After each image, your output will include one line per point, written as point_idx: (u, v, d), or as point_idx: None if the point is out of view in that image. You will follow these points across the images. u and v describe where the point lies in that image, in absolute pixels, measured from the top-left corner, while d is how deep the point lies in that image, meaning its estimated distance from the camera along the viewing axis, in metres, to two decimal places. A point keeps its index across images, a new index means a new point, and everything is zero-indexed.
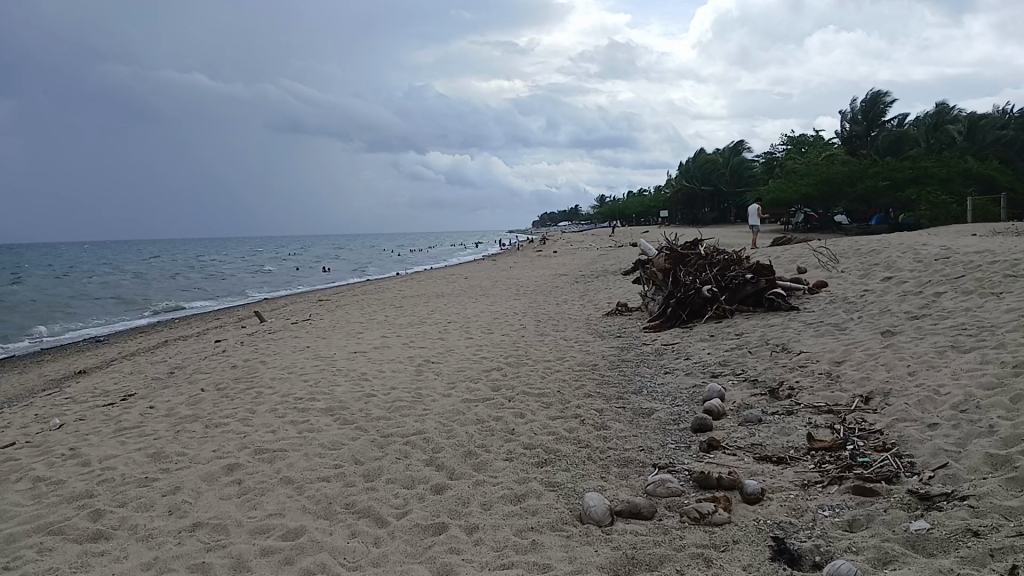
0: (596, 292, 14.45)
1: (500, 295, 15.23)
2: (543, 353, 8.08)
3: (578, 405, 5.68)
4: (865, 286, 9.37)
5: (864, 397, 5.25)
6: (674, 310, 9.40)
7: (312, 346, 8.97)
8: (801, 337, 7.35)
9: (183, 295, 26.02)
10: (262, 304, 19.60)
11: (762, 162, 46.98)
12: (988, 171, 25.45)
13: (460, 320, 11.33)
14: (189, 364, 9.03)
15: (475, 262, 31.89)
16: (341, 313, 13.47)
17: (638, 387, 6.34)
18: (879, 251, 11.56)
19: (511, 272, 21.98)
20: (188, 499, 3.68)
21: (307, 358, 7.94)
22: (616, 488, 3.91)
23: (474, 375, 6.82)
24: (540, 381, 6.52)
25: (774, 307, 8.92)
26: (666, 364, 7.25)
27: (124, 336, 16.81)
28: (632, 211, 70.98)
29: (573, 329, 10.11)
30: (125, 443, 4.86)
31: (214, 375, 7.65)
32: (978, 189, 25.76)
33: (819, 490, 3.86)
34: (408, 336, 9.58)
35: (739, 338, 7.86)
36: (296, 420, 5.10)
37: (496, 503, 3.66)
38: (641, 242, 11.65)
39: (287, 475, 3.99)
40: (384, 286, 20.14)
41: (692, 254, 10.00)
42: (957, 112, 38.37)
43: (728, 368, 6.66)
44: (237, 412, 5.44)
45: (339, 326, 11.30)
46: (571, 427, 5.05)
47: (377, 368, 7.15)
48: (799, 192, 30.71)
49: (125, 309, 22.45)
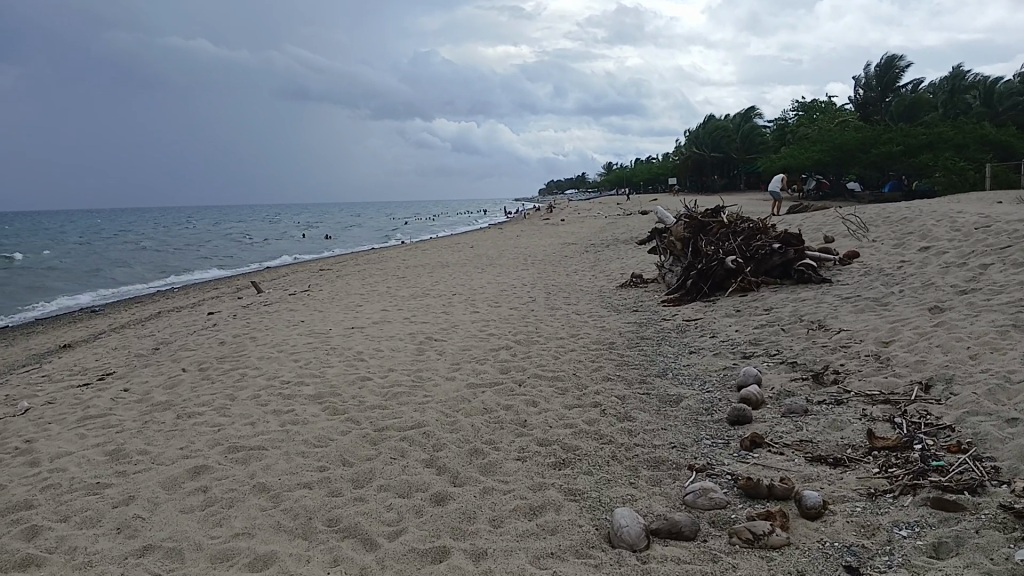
0: (607, 262, 13.80)
1: (507, 266, 14.59)
2: (555, 329, 7.48)
3: (597, 391, 5.07)
4: (901, 256, 8.70)
5: (923, 384, 4.62)
6: (694, 282, 8.78)
7: (306, 320, 8.39)
8: (838, 314, 6.72)
9: (182, 263, 25.49)
10: (260, 273, 19.02)
11: (773, 128, 45.96)
12: (1008, 138, 24.55)
13: (465, 292, 10.71)
14: (176, 339, 8.45)
15: (480, 231, 31.21)
16: (340, 284, 12.87)
17: (662, 370, 5.73)
18: (911, 219, 10.85)
19: (518, 241, 21.35)
20: (142, 512, 3.10)
21: (299, 335, 7.35)
22: (650, 498, 3.31)
23: (481, 355, 6.22)
24: (553, 362, 5.92)
25: (804, 280, 8.27)
26: (690, 342, 6.64)
27: (118, 306, 16.28)
28: (639, 178, 69.89)
29: (586, 302, 9.49)
30: (85, 436, 4.28)
31: (199, 353, 7.06)
32: (997, 155, 24.88)
33: (891, 502, 3.26)
34: (410, 310, 8.98)
35: (769, 313, 7.21)
36: (278, 409, 4.51)
37: (508, 519, 3.07)
38: (658, 209, 10.97)
39: (263, 481, 3.39)
40: (387, 255, 19.53)
41: (714, 222, 9.34)
42: (975, 77, 37.23)
43: (761, 348, 6.05)
44: (214, 398, 4.86)
45: (338, 298, 10.70)
46: (592, 419, 4.45)
47: (374, 347, 6.54)
48: (813, 158, 29.84)
49: (124, 277, 21.92)
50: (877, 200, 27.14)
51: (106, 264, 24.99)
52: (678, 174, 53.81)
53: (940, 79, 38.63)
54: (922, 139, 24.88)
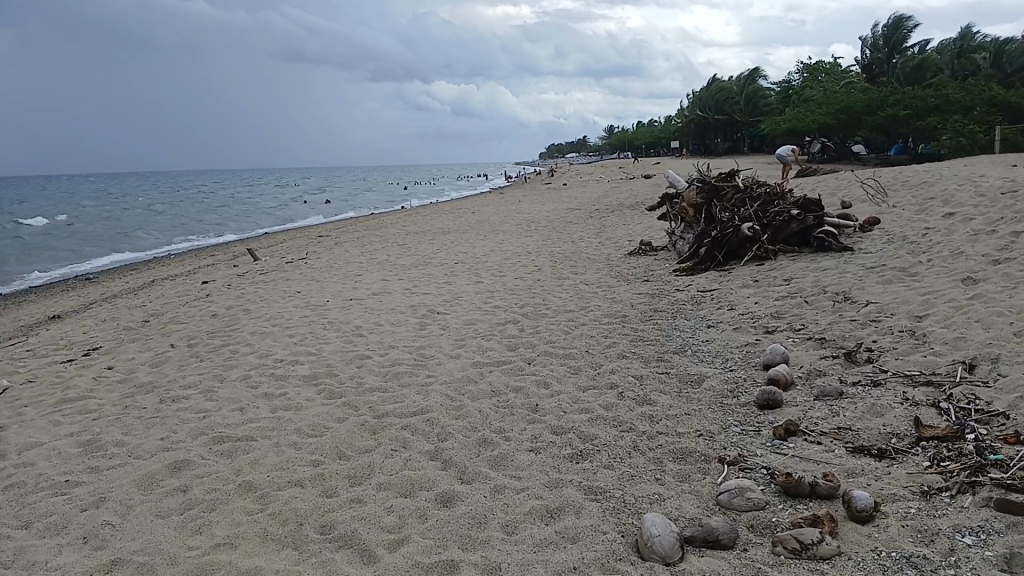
0: (614, 228, 13.39)
1: (511, 232, 14.17)
2: (563, 301, 7.13)
3: (613, 371, 4.71)
4: (924, 223, 8.29)
5: (967, 364, 4.25)
6: (708, 251, 8.40)
7: (303, 291, 8.04)
8: (864, 285, 6.35)
9: (179, 228, 25.11)
10: (258, 240, 18.63)
11: (778, 90, 45.13)
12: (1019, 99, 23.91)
13: (469, 261, 10.34)
14: (167, 311, 8.09)
15: (480, 196, 30.71)
16: (338, 252, 12.49)
17: (680, 346, 5.38)
18: (931, 183, 10.41)
19: (519, 207, 20.91)
20: (115, 518, 2.77)
21: (295, 307, 6.98)
22: (679, 498, 2.98)
23: (486, 330, 5.87)
24: (564, 338, 5.56)
25: (824, 248, 7.88)
26: (707, 315, 6.28)
27: (111, 273, 15.93)
28: (641, 141, 68.98)
29: (593, 271, 9.13)
30: (59, 422, 3.95)
31: (189, 327, 6.71)
32: (1008, 118, 24.26)
33: (948, 502, 2.92)
34: (411, 280, 8.62)
35: (790, 284, 6.84)
36: (270, 392, 4.16)
37: (522, 524, 2.74)
38: (669, 173, 10.53)
39: (249, 479, 3.06)
40: (386, 221, 19.12)
41: (729, 187, 8.91)
42: (984, 37, 36.34)
43: (784, 322, 5.69)
44: (201, 380, 4.51)
45: (336, 267, 10.33)
46: (609, 402, 4.11)
47: (373, 321, 6.17)
48: (819, 121, 29.22)
49: (119, 243, 21.53)
50: (884, 164, 26.58)
51: (103, 230, 24.65)
52: (681, 137, 53.02)
53: (949, 40, 37.73)
54: (930, 101, 24.25)
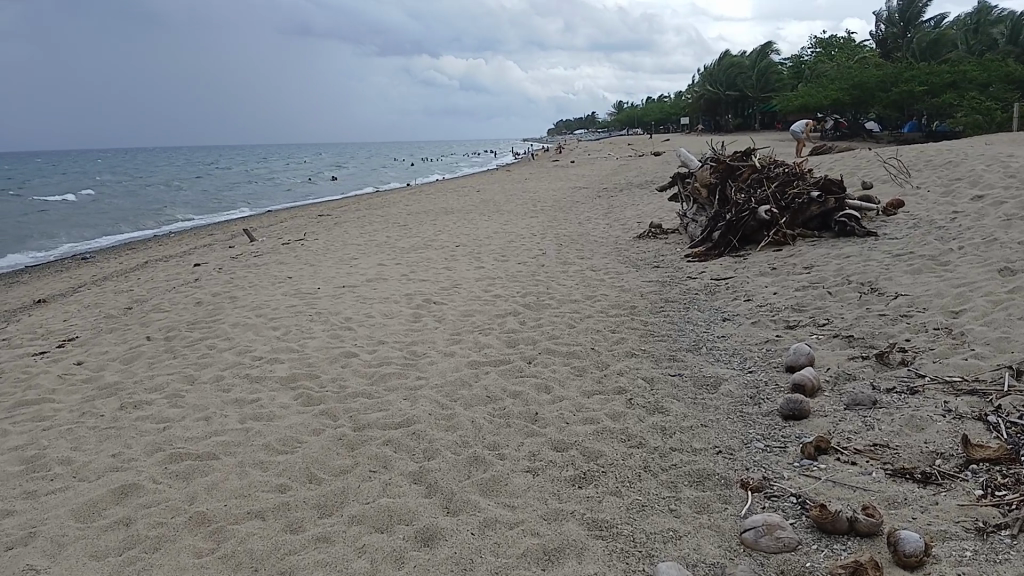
0: (622, 209, 12.92)
1: (516, 212, 13.72)
2: (567, 289, 6.71)
3: (621, 372, 4.30)
4: (952, 206, 7.81)
5: (1015, 369, 3.82)
6: (723, 235, 7.95)
7: (294, 277, 7.64)
8: (891, 275, 5.91)
9: (181, 204, 24.77)
10: (259, 218, 18.24)
11: (790, 65, 44.25)
12: None
13: (471, 243, 9.91)
14: (153, 297, 7.72)
15: (486, 173, 30.19)
16: (337, 233, 12.07)
17: (693, 343, 4.97)
18: (957, 162, 9.89)
19: (526, 185, 20.43)
20: (43, 560, 2.40)
21: (283, 295, 6.58)
22: (696, 536, 2.57)
23: (484, 323, 5.46)
24: (568, 332, 5.16)
25: (846, 233, 7.43)
26: (722, 307, 5.85)
27: (107, 253, 15.56)
28: (650, 117, 68.10)
29: (600, 256, 8.70)
30: (7, 432, 3.58)
31: (170, 316, 6.32)
32: None
33: (1010, 544, 2.51)
34: (408, 265, 8.21)
35: (811, 273, 6.40)
36: (241, 397, 3.77)
37: (513, 571, 2.34)
38: (680, 150, 10.03)
39: (202, 510, 2.68)
40: (388, 200, 18.68)
41: (744, 166, 8.43)
42: (1001, 11, 35.41)
43: (806, 316, 5.26)
44: (169, 382, 4.13)
45: (332, 250, 9.92)
46: (618, 410, 3.70)
47: (363, 312, 5.76)
48: (832, 97, 28.52)
49: (120, 219, 21.20)
50: (898, 141, 25.91)
51: (105, 206, 24.38)
52: (690, 114, 52.21)
53: (965, 14, 36.78)
54: (945, 77, 23.58)
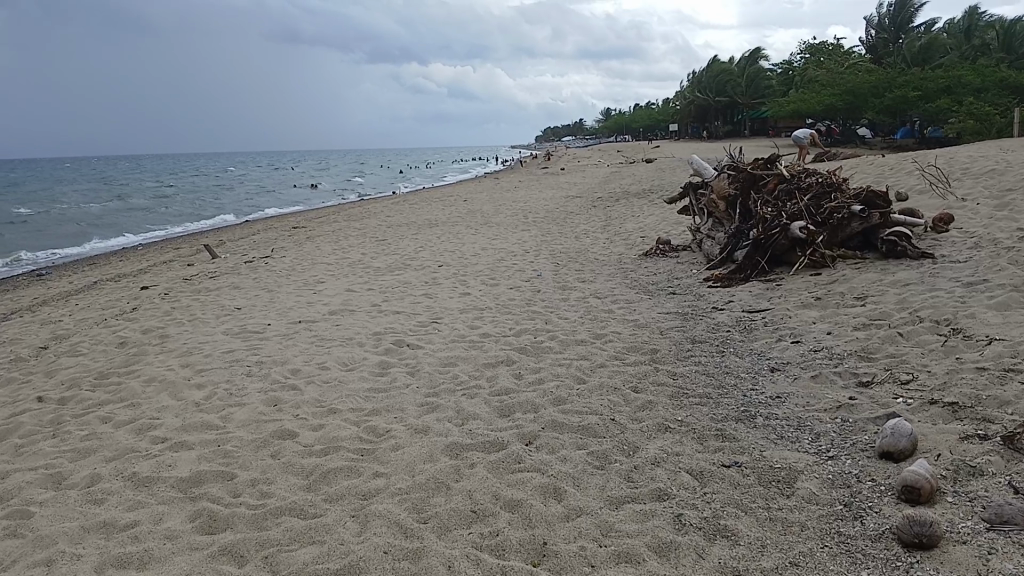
0: (623, 221, 11.78)
1: (506, 225, 12.57)
2: (570, 325, 5.56)
3: (657, 460, 3.13)
4: (1015, 221, 6.67)
5: None
6: (749, 256, 6.84)
7: (246, 308, 6.46)
8: (973, 310, 4.77)
9: (154, 212, 23.64)
10: (227, 230, 17.03)
11: (782, 70, 43.39)
12: None
13: (455, 263, 8.75)
14: (76, 333, 6.51)
15: (471, 182, 29.09)
16: (307, 249, 10.90)
17: (741, 407, 3.82)
18: (1000, 169, 8.79)
19: (514, 194, 19.36)
20: None
21: (221, 335, 5.37)
22: None
23: (470, 377, 4.29)
24: (577, 393, 3.99)
25: (896, 254, 6.30)
26: (768, 352, 4.71)
27: (54, 269, 14.31)
28: (636, 123, 67.19)
29: (604, 279, 7.56)
30: None
31: (83, 361, 5.14)
32: None
33: None
34: (382, 291, 7.05)
35: (867, 307, 5.26)
36: (113, 519, 2.61)
37: None
38: (692, 157, 8.89)
39: None
40: (367, 210, 17.52)
41: (770, 176, 7.30)
42: (991, 19, 34.62)
43: (882, 372, 4.11)
44: (23, 486, 2.95)
45: (296, 270, 8.75)
46: (664, 538, 2.51)
47: (320, 360, 4.58)
48: (824, 103, 27.60)
49: (84, 227, 19.99)
50: (892, 148, 25.00)
51: (75, 213, 23.23)
52: (679, 120, 51.31)
53: (956, 20, 35.98)
54: (939, 82, 22.60)
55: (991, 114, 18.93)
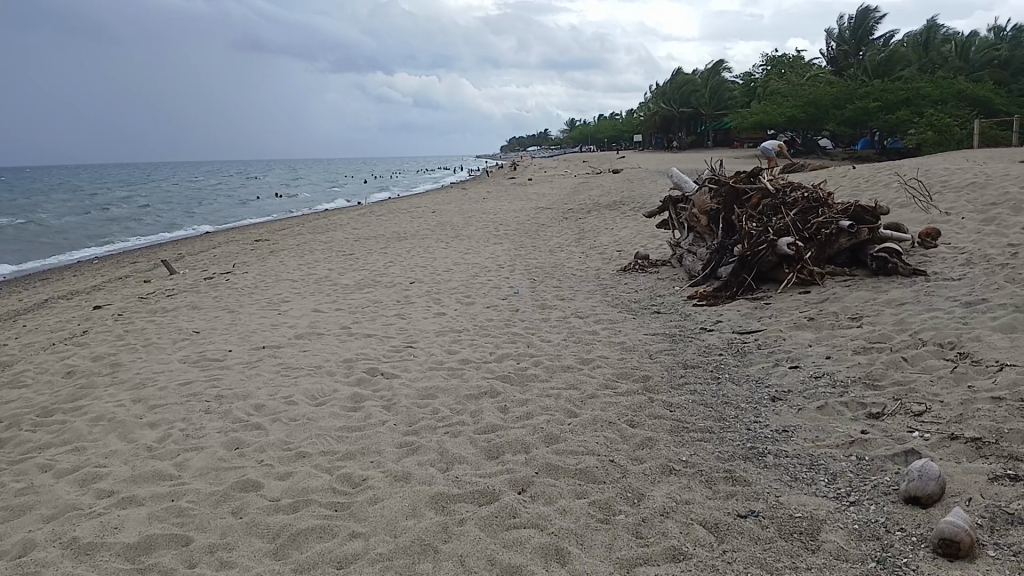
0: (597, 235, 11.51)
1: (477, 238, 12.23)
2: (554, 349, 5.25)
3: (665, 511, 2.83)
4: (1004, 237, 6.52)
5: None
6: (735, 273, 6.60)
7: (206, 331, 6.05)
8: (978, 333, 4.54)
9: (109, 224, 22.85)
10: (186, 243, 16.44)
11: (745, 82, 43.73)
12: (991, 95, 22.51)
13: (427, 279, 8.40)
14: (21, 359, 6.03)
15: (437, 192, 28.70)
16: (270, 264, 10.44)
17: (748, 444, 3.53)
18: (979, 182, 8.69)
19: (483, 205, 19.05)
20: None
21: (179, 364, 4.96)
22: None
23: (452, 412, 3.94)
24: (569, 429, 3.67)
25: (887, 271, 6.12)
26: (767, 379, 4.44)
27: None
28: (601, 133, 67.37)
29: (583, 296, 7.27)
30: None
31: (25, 394, 4.71)
32: (983, 112, 22.86)
33: None
34: (351, 312, 6.67)
35: (864, 328, 5.03)
36: None
37: None
38: (671, 169, 8.64)
39: None
40: (332, 222, 17.07)
41: (753, 189, 7.08)
42: (946, 33, 35.18)
43: (891, 402, 3.86)
44: None
45: (259, 288, 8.31)
46: None
47: (287, 394, 4.21)
48: (786, 115, 27.74)
49: (34, 240, 19.21)
50: (854, 159, 25.15)
51: (28, 224, 22.36)
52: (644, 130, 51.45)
53: (912, 34, 36.52)
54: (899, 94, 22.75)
55: (951, 125, 19.07)
